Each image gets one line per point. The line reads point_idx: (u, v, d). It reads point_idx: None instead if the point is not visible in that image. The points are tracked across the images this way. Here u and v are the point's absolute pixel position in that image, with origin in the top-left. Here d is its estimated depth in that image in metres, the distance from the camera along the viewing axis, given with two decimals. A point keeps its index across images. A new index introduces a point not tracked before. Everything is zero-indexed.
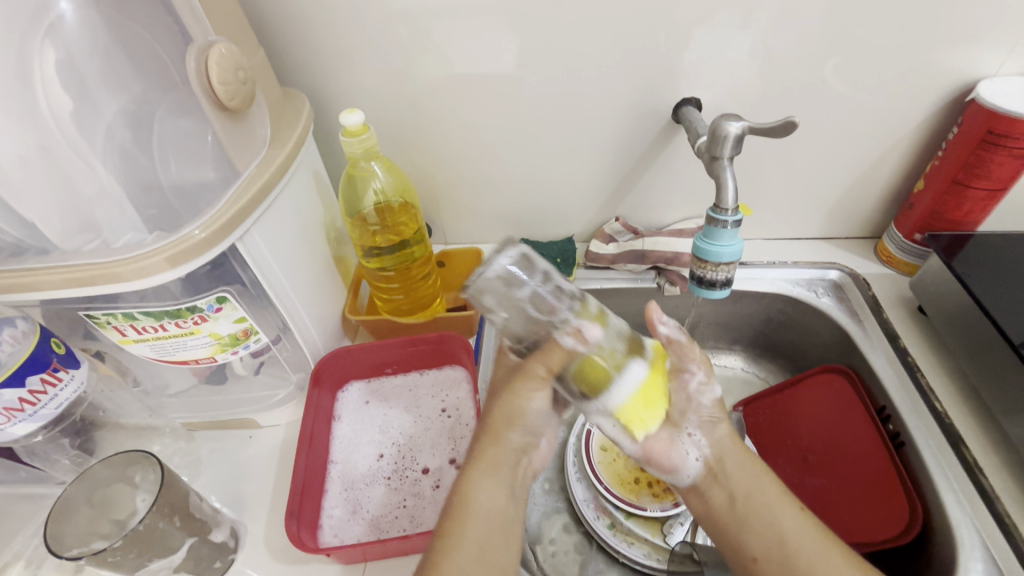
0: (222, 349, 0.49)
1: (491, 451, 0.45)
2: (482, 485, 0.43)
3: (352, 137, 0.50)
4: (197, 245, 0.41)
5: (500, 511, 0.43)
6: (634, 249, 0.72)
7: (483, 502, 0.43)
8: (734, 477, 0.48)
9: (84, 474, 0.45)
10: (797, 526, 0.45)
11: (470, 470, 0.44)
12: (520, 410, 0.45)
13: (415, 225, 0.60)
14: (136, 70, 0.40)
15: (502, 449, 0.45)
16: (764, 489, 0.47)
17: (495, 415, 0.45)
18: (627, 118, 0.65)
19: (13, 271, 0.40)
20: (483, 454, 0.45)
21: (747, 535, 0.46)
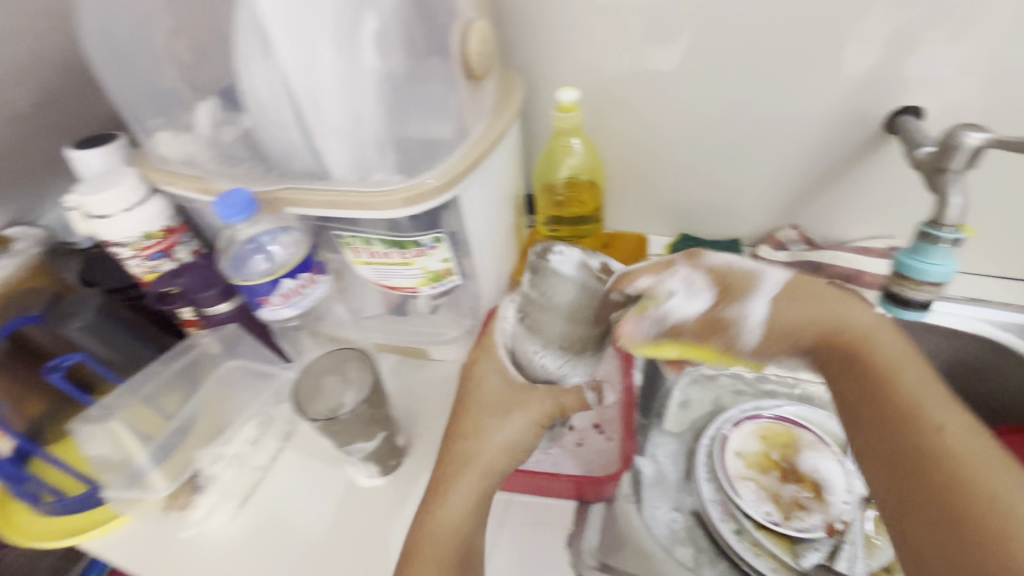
0: (425, 283, 0.57)
1: (475, 448, 0.50)
2: (455, 493, 0.48)
3: (561, 114, 0.54)
4: (430, 191, 0.50)
5: (460, 525, 0.47)
6: (808, 259, 0.69)
7: (447, 524, 0.46)
8: (905, 377, 0.44)
9: (313, 361, 0.57)
10: (967, 441, 0.40)
11: (446, 494, 0.48)
12: (513, 438, 0.51)
13: (596, 203, 0.63)
14: (415, 35, 0.47)
15: (483, 442, 0.50)
16: (934, 403, 0.42)
17: (464, 424, 0.52)
18: (829, 124, 0.63)
19: (297, 187, 0.50)
20: (462, 473, 0.49)
21: (903, 420, 0.42)
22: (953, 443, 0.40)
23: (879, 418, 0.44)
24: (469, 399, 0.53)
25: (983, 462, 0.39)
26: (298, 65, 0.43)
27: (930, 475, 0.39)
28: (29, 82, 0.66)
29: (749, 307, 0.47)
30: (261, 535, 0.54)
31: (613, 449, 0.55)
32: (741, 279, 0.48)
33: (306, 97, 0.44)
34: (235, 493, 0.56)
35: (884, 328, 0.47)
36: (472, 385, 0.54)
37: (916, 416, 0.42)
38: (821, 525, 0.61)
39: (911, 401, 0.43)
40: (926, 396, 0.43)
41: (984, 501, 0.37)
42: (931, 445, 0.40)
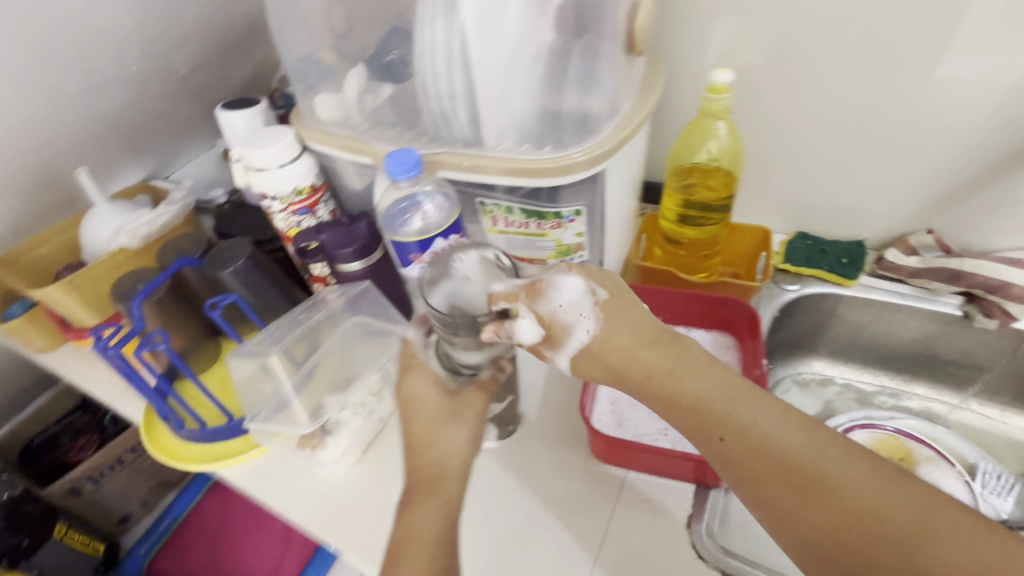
0: (555, 257, 0.59)
1: (427, 456, 0.45)
2: (424, 510, 0.43)
3: (711, 94, 0.54)
4: (574, 165, 0.50)
5: (437, 538, 0.41)
6: (946, 267, 0.65)
7: (426, 523, 0.42)
8: (688, 389, 0.41)
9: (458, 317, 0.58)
10: (772, 430, 0.39)
11: (421, 496, 0.43)
12: (449, 439, 0.46)
13: (727, 190, 0.62)
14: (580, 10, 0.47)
15: (434, 447, 0.46)
16: (761, 412, 0.40)
17: (414, 425, 0.47)
18: (993, 127, 0.59)
19: (453, 153, 0.53)
20: (425, 473, 0.45)
21: (721, 438, 0.40)
22: (764, 445, 0.38)
23: (690, 431, 0.41)
24: (408, 411, 0.48)
25: (854, 510, 0.35)
26: (478, 32, 0.45)
27: (848, 526, 0.35)
28: (191, 46, 0.71)
29: (556, 359, 0.46)
30: (387, 480, 0.58)
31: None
32: (556, 326, 0.44)
33: (479, 67, 0.46)
34: (362, 440, 0.60)
35: (626, 323, 0.44)
36: (411, 408, 0.48)
37: (712, 419, 0.40)
38: None
39: (693, 410, 0.41)
40: (735, 398, 0.40)
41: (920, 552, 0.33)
42: (817, 483, 0.36)
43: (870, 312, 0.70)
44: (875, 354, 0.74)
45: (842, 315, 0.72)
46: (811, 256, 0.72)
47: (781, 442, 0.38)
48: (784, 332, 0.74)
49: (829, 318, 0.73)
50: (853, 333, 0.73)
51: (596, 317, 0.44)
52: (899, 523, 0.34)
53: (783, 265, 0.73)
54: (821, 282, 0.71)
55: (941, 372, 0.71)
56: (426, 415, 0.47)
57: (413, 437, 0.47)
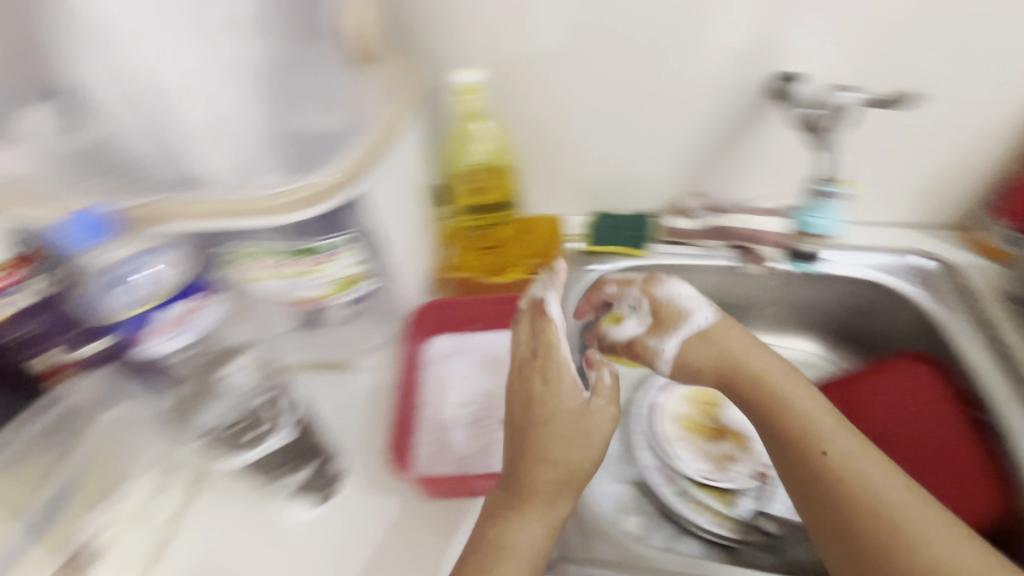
0: (336, 290, 0.52)
1: (535, 476, 0.46)
2: (523, 529, 0.45)
3: (462, 96, 0.53)
4: (324, 190, 0.44)
5: (534, 544, 0.44)
6: (715, 224, 0.73)
7: (523, 541, 0.44)
8: (794, 405, 0.47)
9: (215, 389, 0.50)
10: (869, 462, 0.43)
11: (525, 509, 0.45)
12: (575, 442, 0.47)
13: (505, 186, 0.63)
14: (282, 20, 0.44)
15: (545, 465, 0.46)
16: (830, 432, 0.45)
17: (546, 433, 0.47)
18: (723, 93, 0.65)
19: (168, 199, 0.44)
20: (546, 480, 0.46)
21: (829, 444, 0.45)
22: (853, 473, 0.43)
23: (786, 450, 0.46)
24: (542, 426, 0.48)
25: (930, 525, 0.39)
26: (163, 61, 0.40)
27: (846, 509, 0.42)
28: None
29: (661, 347, 0.55)
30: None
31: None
32: (673, 309, 0.55)
33: (181, 97, 0.42)
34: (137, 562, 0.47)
35: (781, 373, 0.50)
36: (551, 409, 0.48)
37: (769, 398, 0.49)
38: (751, 474, 0.65)
39: (798, 424, 0.46)
40: (827, 429, 0.46)
41: (913, 541, 0.39)
42: (831, 481, 0.43)
43: (666, 276, 0.75)
44: None
45: None
46: (610, 237, 0.75)
47: (830, 456, 0.44)
48: None
49: None
50: None
51: (717, 314, 0.54)
52: (898, 514, 0.40)
53: (591, 248, 0.75)
54: (621, 258, 0.75)
55: (731, 315, 0.79)
56: (558, 416, 0.48)
57: (531, 451, 0.47)
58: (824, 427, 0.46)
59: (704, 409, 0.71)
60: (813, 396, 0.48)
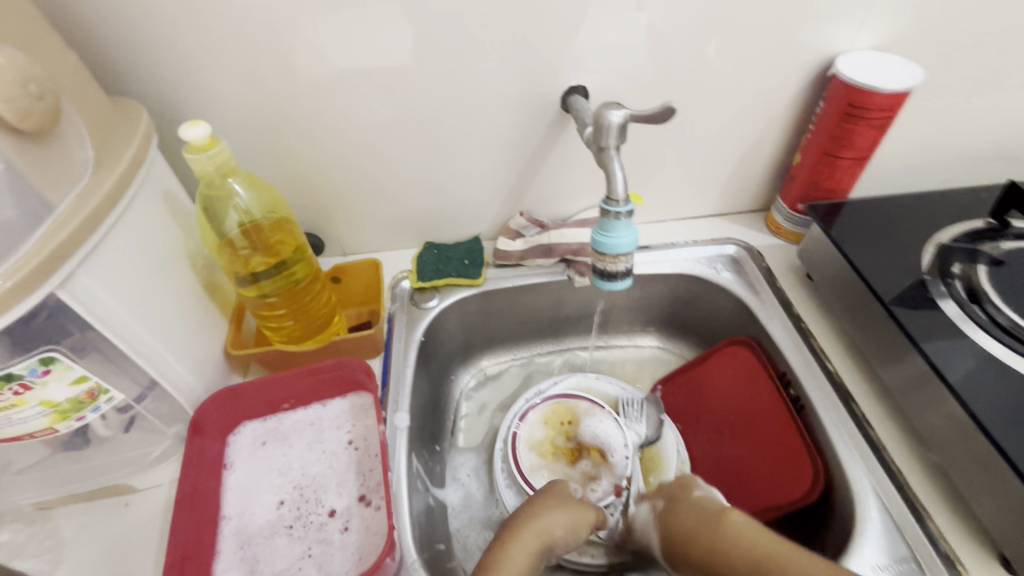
0: (63, 417, 0.42)
1: (541, 524, 0.48)
2: (513, 556, 0.46)
3: (197, 154, 0.43)
4: (2, 299, 0.34)
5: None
6: (540, 243, 0.71)
7: (512, 567, 0.45)
8: (726, 539, 0.47)
9: None
10: (807, 567, 0.43)
11: (511, 547, 0.46)
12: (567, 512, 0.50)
13: (293, 242, 0.55)
14: None
15: (544, 530, 0.48)
16: (776, 543, 0.45)
17: (533, 507, 0.51)
18: (517, 109, 0.63)
19: None
20: (515, 529, 0.48)
21: (765, 570, 0.44)
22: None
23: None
24: (544, 499, 0.52)
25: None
26: None
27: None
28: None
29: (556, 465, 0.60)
30: None
31: (382, 520, 0.48)
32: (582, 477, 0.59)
33: None
34: None
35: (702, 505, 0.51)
36: (546, 490, 0.53)
37: (712, 540, 0.48)
38: (611, 490, 0.64)
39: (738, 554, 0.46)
40: (767, 548, 0.45)
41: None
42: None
43: (504, 300, 0.73)
44: (527, 331, 0.78)
45: (485, 311, 0.74)
46: (437, 266, 0.70)
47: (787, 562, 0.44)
48: (442, 347, 0.72)
49: (475, 318, 0.73)
50: (501, 323, 0.76)
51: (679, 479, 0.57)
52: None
53: (419, 285, 0.69)
54: (455, 289, 0.71)
55: (577, 326, 0.79)
56: (547, 492, 0.53)
57: (523, 519, 0.49)
58: (771, 541, 0.45)
59: (563, 428, 0.69)
60: (743, 522, 0.48)
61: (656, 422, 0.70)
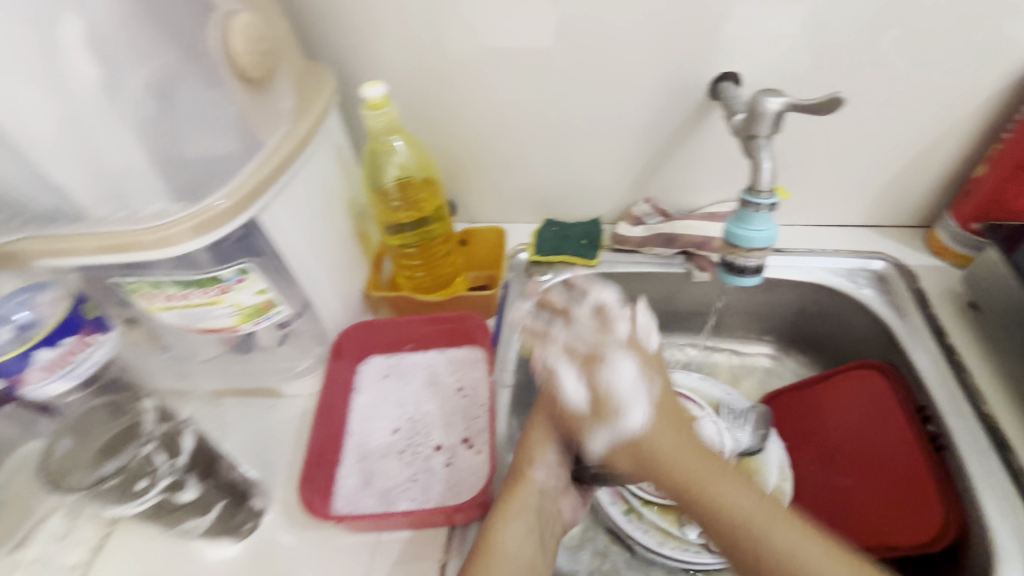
0: (246, 319, 0.50)
1: (522, 494, 0.50)
2: (510, 527, 0.47)
3: (372, 110, 0.49)
4: (218, 216, 0.42)
5: (519, 551, 0.47)
6: (662, 232, 0.70)
7: (510, 544, 0.47)
8: (722, 501, 0.48)
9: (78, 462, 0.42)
10: (789, 540, 0.46)
11: (506, 513, 0.48)
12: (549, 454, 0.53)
13: (436, 202, 0.59)
14: (167, 38, 0.39)
15: (526, 503, 0.49)
16: (712, 466, 0.50)
17: (521, 459, 0.52)
18: (662, 94, 0.62)
19: (56, 237, 0.41)
20: (513, 494, 0.49)
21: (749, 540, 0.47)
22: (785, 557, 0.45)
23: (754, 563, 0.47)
24: (518, 453, 0.53)
25: (769, 519, 0.47)
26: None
27: (725, 522, 0.47)
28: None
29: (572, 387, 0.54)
30: None
31: (482, 463, 0.52)
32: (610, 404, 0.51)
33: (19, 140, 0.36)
34: None
35: (699, 458, 0.50)
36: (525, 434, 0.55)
37: (709, 499, 0.48)
38: None
39: (733, 522, 0.47)
40: (721, 495, 0.48)
41: (785, 563, 0.45)
42: (704, 485, 0.49)
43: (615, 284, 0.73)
44: None
45: None
46: (556, 243, 0.72)
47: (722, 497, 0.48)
48: None
49: None
50: None
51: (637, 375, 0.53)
52: (783, 552, 0.46)
53: (536, 258, 0.72)
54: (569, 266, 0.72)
55: (688, 323, 0.76)
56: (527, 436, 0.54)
57: (516, 472, 0.51)
58: (717, 492, 0.48)
59: None
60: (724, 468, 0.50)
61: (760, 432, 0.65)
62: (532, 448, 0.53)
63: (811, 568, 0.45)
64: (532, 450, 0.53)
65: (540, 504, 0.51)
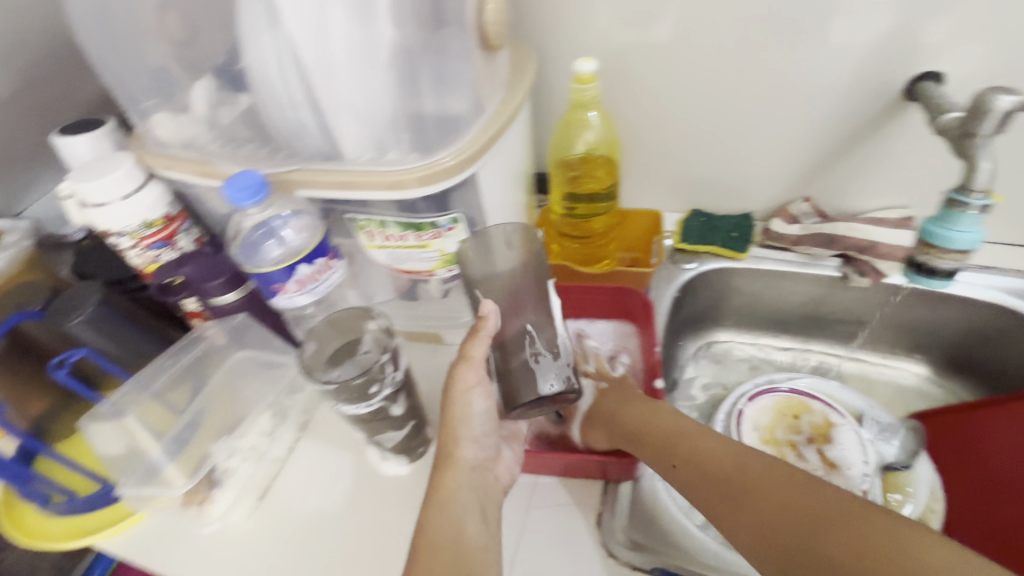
0: (442, 265, 0.55)
1: (453, 477, 0.46)
2: (445, 511, 0.44)
3: (579, 85, 0.52)
4: (445, 171, 0.47)
5: (473, 539, 0.43)
6: (822, 232, 0.68)
7: (447, 529, 0.43)
8: (701, 446, 0.48)
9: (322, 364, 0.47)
10: (760, 473, 0.44)
11: (436, 498, 0.45)
12: (468, 410, 0.48)
13: (612, 181, 0.62)
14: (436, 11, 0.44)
15: (457, 486, 0.46)
16: (709, 441, 0.48)
17: (444, 436, 0.48)
18: (851, 91, 0.61)
19: (309, 170, 0.48)
20: (442, 482, 0.46)
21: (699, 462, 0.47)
22: (758, 480, 0.44)
23: (733, 505, 0.43)
24: (445, 422, 0.48)
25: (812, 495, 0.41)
26: (310, 37, 0.40)
27: (825, 560, 0.38)
28: (42, 83, 0.62)
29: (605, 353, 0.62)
30: (298, 518, 0.54)
31: None
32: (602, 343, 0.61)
33: (317, 77, 0.42)
34: (254, 488, 0.55)
35: (686, 424, 0.50)
36: (451, 399, 0.48)
37: (672, 448, 0.49)
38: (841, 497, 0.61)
39: (714, 461, 0.46)
40: (687, 440, 0.49)
41: (779, 503, 0.42)
42: (756, 484, 0.44)
43: (762, 281, 0.73)
44: (771, 319, 0.77)
45: (739, 287, 0.74)
46: (704, 233, 0.73)
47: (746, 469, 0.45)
48: (689, 308, 0.75)
49: (727, 290, 0.75)
50: (752, 302, 0.76)
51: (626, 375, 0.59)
52: (767, 483, 0.43)
53: (681, 245, 0.74)
54: (717, 258, 0.73)
55: (832, 330, 0.74)
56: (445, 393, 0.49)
57: (442, 452, 0.48)
58: (684, 431, 0.50)
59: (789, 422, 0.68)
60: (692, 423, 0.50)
61: (909, 450, 0.64)
62: (456, 403, 0.48)
63: (840, 540, 0.38)
64: (459, 410, 0.48)
65: (473, 485, 0.47)
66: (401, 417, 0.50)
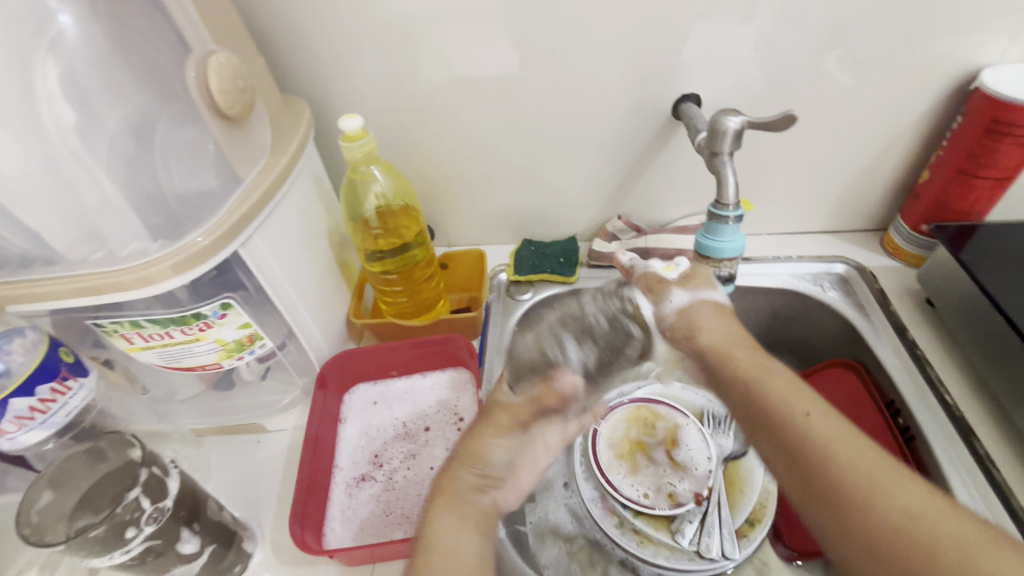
0: (228, 354, 0.49)
1: (453, 485, 0.46)
2: (446, 520, 0.43)
3: (349, 142, 0.52)
4: (200, 253, 0.42)
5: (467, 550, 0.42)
6: (636, 246, 0.72)
7: (449, 538, 0.42)
8: (841, 456, 0.40)
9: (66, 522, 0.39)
10: (864, 458, 0.39)
11: (436, 509, 0.44)
12: (484, 450, 0.49)
13: (416, 227, 0.61)
14: (137, 79, 0.40)
15: (462, 502, 0.45)
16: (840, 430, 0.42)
17: (465, 453, 0.49)
18: (628, 116, 0.65)
19: (27, 281, 0.41)
20: (444, 491, 0.45)
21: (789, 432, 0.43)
22: (863, 480, 0.38)
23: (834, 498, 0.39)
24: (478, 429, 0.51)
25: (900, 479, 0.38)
26: None
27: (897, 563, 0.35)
28: None
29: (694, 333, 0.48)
30: None
31: None
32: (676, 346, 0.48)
33: None
34: None
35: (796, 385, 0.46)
36: (471, 436, 0.50)
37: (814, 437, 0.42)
38: (691, 496, 0.61)
39: (834, 471, 0.39)
40: (838, 440, 0.41)
41: (872, 497, 0.37)
42: (859, 478, 0.38)
43: None
44: None
45: None
46: (535, 261, 0.74)
47: (792, 403, 0.45)
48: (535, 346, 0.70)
49: None
50: None
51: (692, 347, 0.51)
52: (869, 472, 0.38)
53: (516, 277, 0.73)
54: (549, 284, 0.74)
55: None
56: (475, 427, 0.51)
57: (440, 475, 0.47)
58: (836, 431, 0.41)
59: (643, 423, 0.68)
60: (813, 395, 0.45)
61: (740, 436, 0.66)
62: (477, 444, 0.49)
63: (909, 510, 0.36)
64: (471, 449, 0.49)
65: (472, 494, 0.46)
66: (195, 550, 0.43)
